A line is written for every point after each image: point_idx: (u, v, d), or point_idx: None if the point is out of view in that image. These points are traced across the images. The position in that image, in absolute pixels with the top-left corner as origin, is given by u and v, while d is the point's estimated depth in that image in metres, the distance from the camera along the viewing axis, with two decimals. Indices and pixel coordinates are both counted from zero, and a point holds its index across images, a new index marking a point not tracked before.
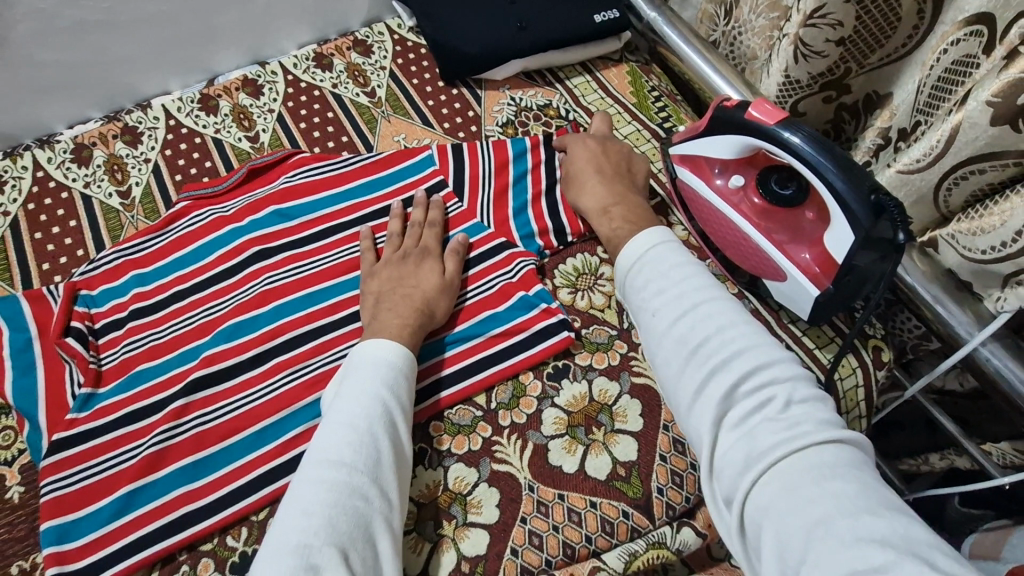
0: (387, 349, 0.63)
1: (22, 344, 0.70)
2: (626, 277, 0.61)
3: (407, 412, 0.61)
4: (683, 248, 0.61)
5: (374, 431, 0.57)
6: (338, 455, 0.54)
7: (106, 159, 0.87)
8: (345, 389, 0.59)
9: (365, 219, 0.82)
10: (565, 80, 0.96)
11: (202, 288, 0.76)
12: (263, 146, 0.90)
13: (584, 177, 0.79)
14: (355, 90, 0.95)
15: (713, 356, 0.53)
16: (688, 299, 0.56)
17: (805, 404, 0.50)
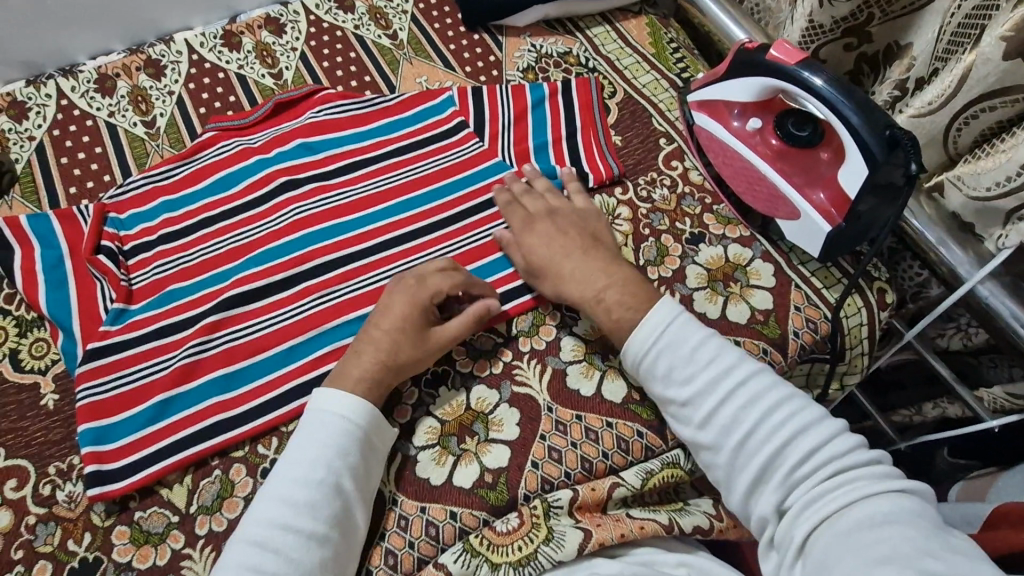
0: (345, 399, 0.60)
1: (53, 260, 0.72)
2: (645, 366, 0.62)
3: (366, 469, 0.60)
4: (697, 319, 0.63)
5: (320, 491, 0.55)
6: (282, 514, 0.54)
7: (129, 91, 0.88)
8: (298, 448, 0.57)
9: (389, 156, 0.83)
10: (585, 29, 0.97)
11: (230, 215, 0.78)
12: (286, 83, 0.90)
13: (557, 266, 0.70)
14: (377, 32, 0.95)
15: (758, 441, 0.56)
16: (722, 383, 0.58)
17: (859, 462, 0.53)
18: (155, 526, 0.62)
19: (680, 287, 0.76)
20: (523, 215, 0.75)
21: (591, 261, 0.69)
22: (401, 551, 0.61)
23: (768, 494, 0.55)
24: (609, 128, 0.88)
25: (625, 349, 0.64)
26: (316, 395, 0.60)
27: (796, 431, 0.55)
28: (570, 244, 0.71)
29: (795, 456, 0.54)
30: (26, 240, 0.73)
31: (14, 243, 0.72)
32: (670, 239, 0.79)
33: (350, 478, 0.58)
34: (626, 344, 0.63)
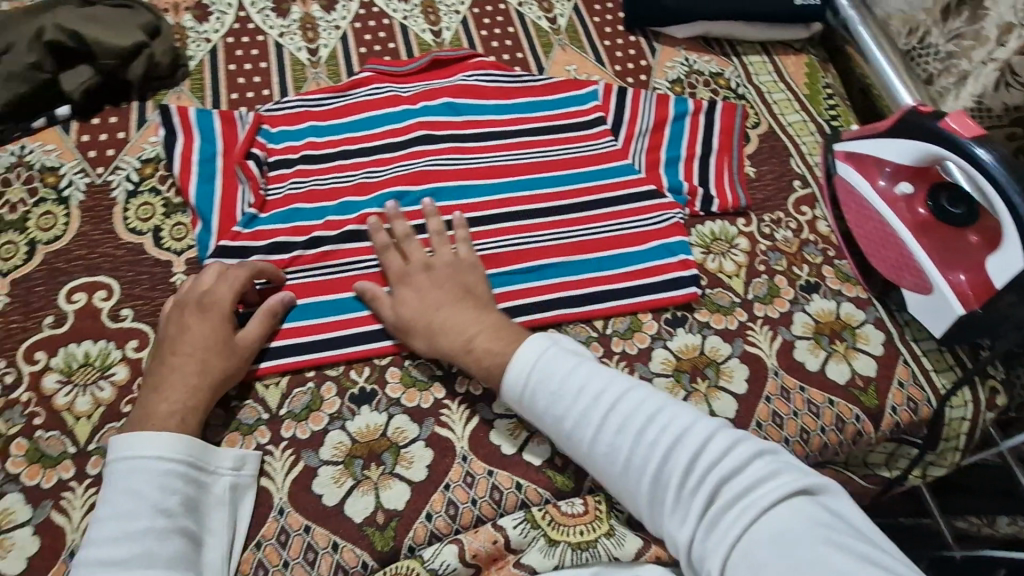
0: (160, 439, 0.56)
1: (208, 155, 0.78)
2: (525, 395, 0.59)
3: (203, 506, 0.57)
4: (572, 347, 0.60)
5: (157, 539, 0.52)
6: (109, 569, 0.49)
7: (301, 17, 0.93)
8: (119, 501, 0.52)
9: (526, 133, 0.84)
10: (742, 55, 0.96)
11: (367, 153, 0.81)
12: (443, 42, 0.93)
13: (430, 317, 0.66)
14: (539, 13, 0.97)
15: (645, 457, 0.52)
16: (576, 396, 0.56)
17: (739, 461, 0.49)
18: (246, 418, 0.66)
19: (784, 331, 0.75)
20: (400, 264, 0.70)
21: (405, 301, 0.67)
22: (463, 505, 0.63)
23: (676, 514, 0.50)
24: (745, 158, 0.87)
25: (501, 387, 0.60)
26: (117, 443, 0.55)
27: (668, 438, 0.51)
28: (436, 297, 0.67)
29: (674, 463, 0.50)
30: (191, 131, 0.78)
31: (180, 131, 0.78)
32: (783, 281, 0.78)
33: (186, 510, 0.55)
34: (502, 381, 0.60)
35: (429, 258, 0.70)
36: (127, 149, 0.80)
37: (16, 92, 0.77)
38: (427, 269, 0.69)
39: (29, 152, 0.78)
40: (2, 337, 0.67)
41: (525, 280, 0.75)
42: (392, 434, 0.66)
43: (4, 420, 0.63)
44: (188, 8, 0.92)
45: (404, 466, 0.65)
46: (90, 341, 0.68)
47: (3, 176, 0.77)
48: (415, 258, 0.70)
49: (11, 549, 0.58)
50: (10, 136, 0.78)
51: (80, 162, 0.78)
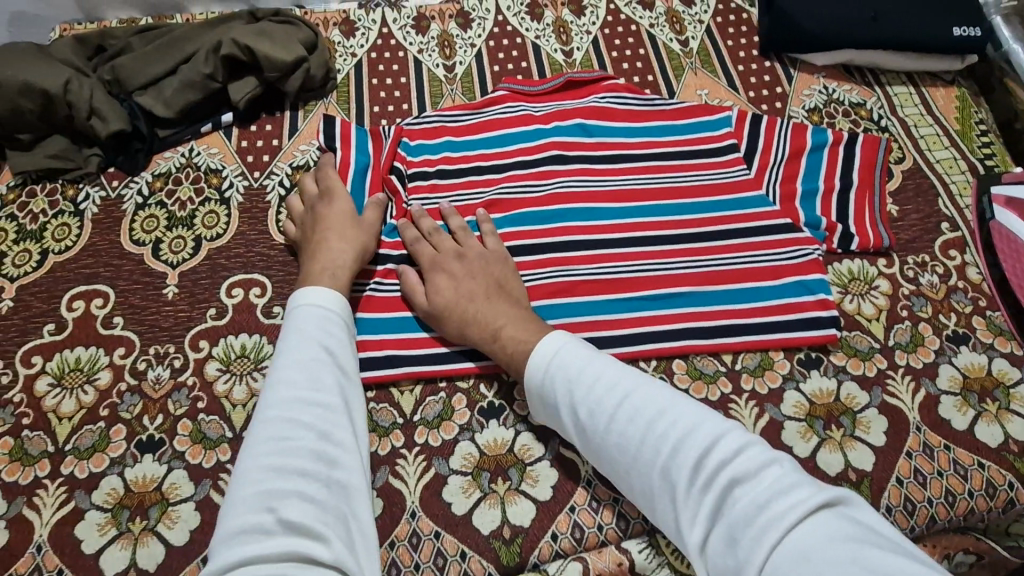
0: (320, 292, 0.64)
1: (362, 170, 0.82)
2: (541, 382, 0.61)
3: (350, 356, 0.62)
4: (586, 343, 0.62)
5: (320, 366, 0.57)
6: (294, 390, 0.55)
7: (440, 34, 0.97)
8: (290, 352, 0.58)
9: (657, 158, 0.84)
10: (886, 85, 0.92)
11: (499, 170, 0.83)
12: (574, 63, 0.95)
13: (461, 307, 0.69)
14: (670, 36, 0.97)
15: (655, 453, 0.53)
16: (591, 385, 0.58)
17: (762, 470, 0.49)
18: (383, 420, 0.69)
19: (928, 383, 0.71)
20: (432, 254, 0.73)
21: (439, 290, 0.70)
22: (588, 529, 0.64)
23: (684, 510, 0.51)
24: (887, 195, 0.83)
25: (525, 376, 0.63)
26: (302, 292, 0.64)
27: (684, 439, 0.52)
28: (472, 287, 0.70)
29: (691, 465, 0.51)
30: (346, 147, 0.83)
31: (338, 148, 0.82)
32: (928, 329, 0.74)
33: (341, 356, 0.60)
34: (526, 371, 0.63)
35: (460, 249, 0.73)
36: (280, 156, 0.86)
37: (190, 100, 0.86)
38: (459, 256, 0.73)
39: (197, 155, 0.86)
40: (172, 324, 0.74)
41: (657, 307, 0.74)
42: (518, 450, 0.68)
43: (172, 401, 0.70)
44: (336, 24, 0.98)
45: (530, 483, 0.66)
46: (246, 334, 0.73)
47: (174, 175, 0.84)
48: (444, 249, 0.73)
49: (177, 521, 0.63)
50: (181, 138, 0.86)
51: (239, 165, 0.85)
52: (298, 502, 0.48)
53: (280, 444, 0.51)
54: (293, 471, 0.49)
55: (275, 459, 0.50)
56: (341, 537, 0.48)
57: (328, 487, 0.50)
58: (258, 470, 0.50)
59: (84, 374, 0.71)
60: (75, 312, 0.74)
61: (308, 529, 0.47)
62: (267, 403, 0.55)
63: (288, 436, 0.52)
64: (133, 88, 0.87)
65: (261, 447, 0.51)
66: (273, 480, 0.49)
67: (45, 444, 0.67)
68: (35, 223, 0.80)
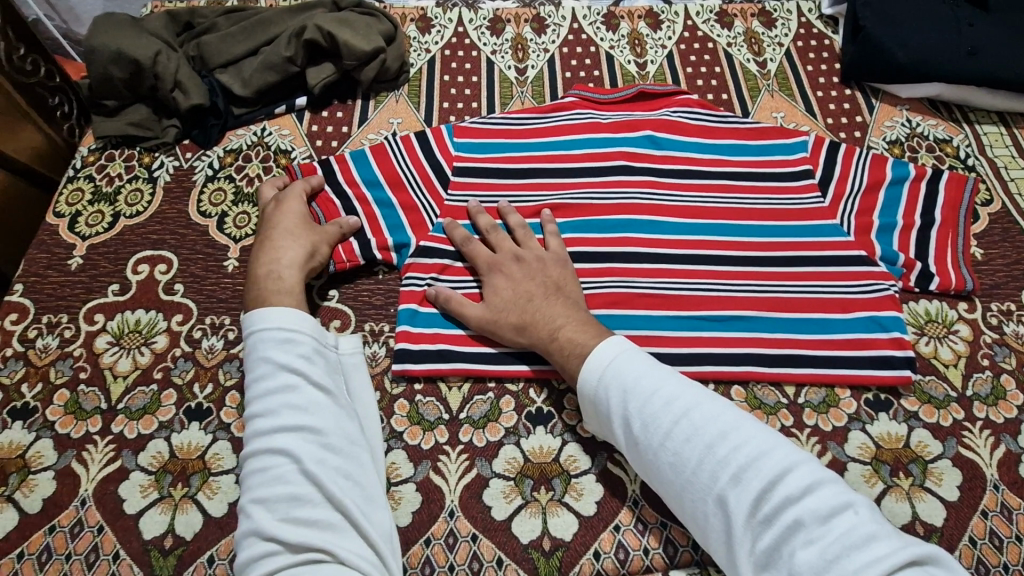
0: (275, 313, 0.61)
1: (343, 190, 0.80)
2: (598, 391, 0.59)
3: (318, 360, 0.61)
4: (644, 353, 0.60)
5: (299, 391, 0.57)
6: (269, 419, 0.56)
7: (514, 37, 0.97)
8: (262, 385, 0.57)
9: (727, 176, 0.82)
10: (974, 123, 0.88)
11: (564, 175, 0.82)
12: (647, 75, 0.94)
13: (520, 307, 0.68)
14: (748, 56, 0.95)
15: (712, 478, 0.50)
16: (647, 398, 0.55)
17: (834, 512, 0.46)
18: (429, 414, 0.68)
19: (1008, 439, 0.66)
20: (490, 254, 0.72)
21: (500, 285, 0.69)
22: (634, 552, 0.61)
23: (740, 543, 0.48)
24: (971, 237, 0.78)
25: (578, 384, 0.61)
26: (262, 313, 0.62)
27: (747, 467, 0.49)
28: (530, 288, 0.69)
29: (754, 495, 0.48)
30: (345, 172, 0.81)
31: (345, 187, 0.80)
32: (1011, 382, 0.69)
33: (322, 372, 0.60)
34: (579, 379, 0.60)
35: (519, 251, 0.72)
36: (348, 143, 0.87)
37: (268, 81, 0.88)
38: (519, 258, 0.72)
39: (268, 135, 0.87)
40: (230, 296, 0.75)
41: (719, 328, 0.71)
42: (564, 460, 0.66)
43: (223, 371, 0.70)
44: (414, 20, 0.99)
45: (573, 497, 0.64)
46: None
47: (244, 152, 0.86)
48: (504, 248, 0.73)
49: (217, 492, 0.63)
50: (255, 117, 0.89)
51: (308, 148, 0.86)
52: (295, 527, 0.51)
53: (267, 476, 0.53)
54: (281, 498, 0.52)
55: (263, 491, 0.52)
56: (351, 544, 0.52)
57: (318, 506, 0.52)
58: (252, 502, 0.52)
59: (142, 336, 0.72)
60: (140, 275, 0.76)
61: (309, 547, 0.50)
62: (251, 433, 0.56)
63: (271, 467, 0.53)
64: (214, 66, 0.90)
65: (252, 481, 0.53)
66: (273, 511, 0.51)
67: (99, 401, 0.68)
68: (110, 185, 0.83)
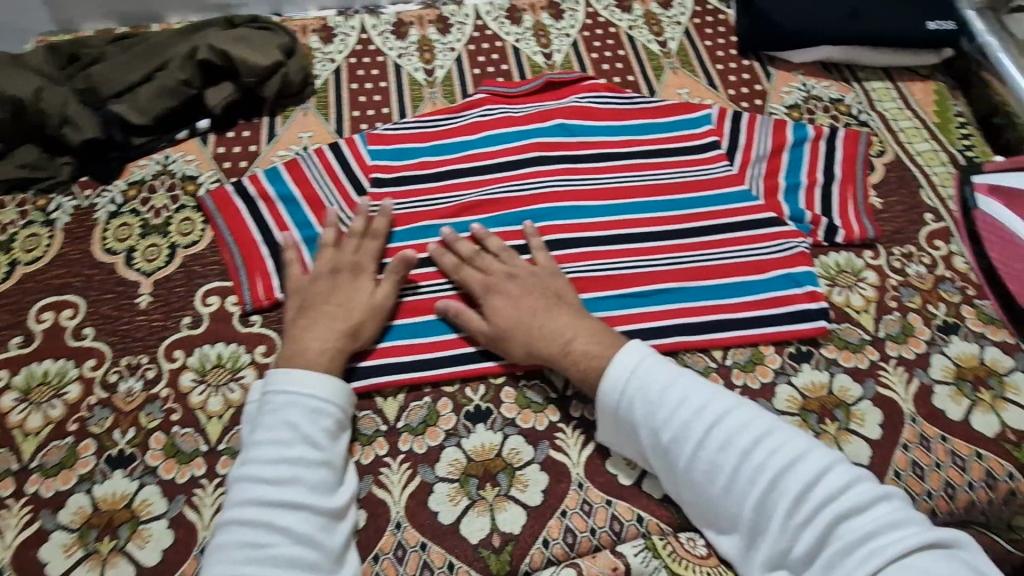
0: (307, 375, 0.61)
1: (258, 210, 0.79)
2: (616, 394, 0.59)
3: (335, 438, 0.61)
4: (669, 358, 0.60)
5: (308, 467, 0.57)
6: (272, 490, 0.55)
7: (419, 39, 0.97)
8: (272, 449, 0.57)
9: (641, 156, 0.84)
10: (862, 81, 0.93)
11: (480, 172, 0.82)
12: (554, 64, 0.95)
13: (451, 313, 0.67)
14: (649, 37, 0.97)
15: (750, 481, 0.51)
16: (675, 408, 0.56)
17: (871, 504, 0.48)
18: (366, 428, 0.67)
19: (921, 374, 0.70)
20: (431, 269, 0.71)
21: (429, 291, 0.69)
22: (581, 534, 0.61)
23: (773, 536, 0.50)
24: (869, 188, 0.83)
25: (599, 395, 0.60)
26: (285, 373, 0.60)
27: (782, 471, 0.51)
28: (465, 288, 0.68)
29: (792, 495, 0.49)
30: (261, 191, 0.80)
31: (262, 211, 0.79)
32: (918, 319, 0.73)
33: (332, 445, 0.60)
34: (600, 393, 0.60)
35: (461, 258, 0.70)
36: (258, 162, 0.85)
37: (166, 106, 0.85)
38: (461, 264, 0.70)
39: (173, 162, 0.84)
40: (145, 334, 0.72)
41: (645, 304, 0.73)
42: (507, 454, 0.65)
43: (144, 413, 0.67)
44: (315, 30, 0.97)
45: (520, 489, 0.64)
46: (223, 343, 0.71)
47: (148, 183, 0.82)
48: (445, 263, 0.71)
49: (149, 540, 0.60)
50: (157, 146, 0.85)
51: (216, 172, 0.84)
52: None
53: (248, 548, 0.51)
54: None
55: (242, 567, 0.50)
56: None
57: None
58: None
59: (53, 388, 0.68)
60: (44, 324, 0.72)
61: None
62: (243, 499, 0.54)
63: (258, 542, 0.52)
64: (106, 96, 0.85)
65: (232, 551, 0.52)
66: None
67: (10, 462, 0.64)
68: (3, 233, 0.78)
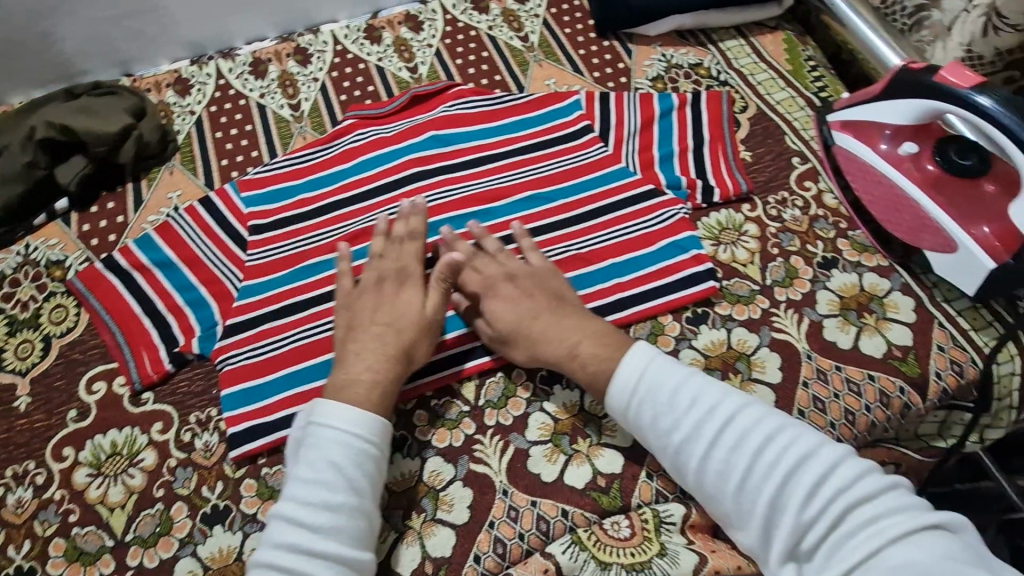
0: (357, 416, 0.58)
1: (134, 284, 0.75)
2: (636, 411, 0.57)
3: (374, 486, 0.58)
4: (675, 360, 0.58)
5: (342, 512, 0.54)
6: (303, 534, 0.53)
7: (279, 75, 0.94)
8: (308, 491, 0.54)
9: (518, 153, 0.84)
10: (717, 42, 0.96)
11: (361, 199, 0.81)
12: (421, 77, 0.94)
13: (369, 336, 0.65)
14: (510, 34, 0.98)
15: (727, 472, 0.51)
16: (710, 421, 0.53)
17: (842, 482, 0.47)
18: (279, 484, 0.65)
19: (809, 312, 0.73)
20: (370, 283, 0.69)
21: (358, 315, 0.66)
22: (511, 541, 0.61)
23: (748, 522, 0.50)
24: (738, 143, 0.86)
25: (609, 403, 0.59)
26: (328, 410, 0.58)
27: (800, 470, 0.48)
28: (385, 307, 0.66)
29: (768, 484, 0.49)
30: (134, 263, 0.76)
31: (139, 283, 0.75)
32: (800, 261, 0.76)
33: (371, 488, 0.57)
34: (608, 400, 0.59)
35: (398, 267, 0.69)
36: (128, 232, 0.81)
37: (14, 193, 0.79)
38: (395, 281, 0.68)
39: (34, 250, 0.79)
40: (29, 437, 0.68)
41: None
42: (429, 478, 0.64)
43: (39, 521, 0.64)
44: (169, 85, 0.94)
45: (446, 510, 0.63)
46: (115, 429, 0.68)
47: (10, 277, 0.78)
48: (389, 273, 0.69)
49: None
50: (14, 235, 0.80)
51: (83, 251, 0.79)
52: None
53: None
54: None
55: None
56: None
57: None
58: None
59: None
60: None
61: None
62: (275, 540, 0.53)
63: None
64: None
65: None
66: None
67: None
68: None
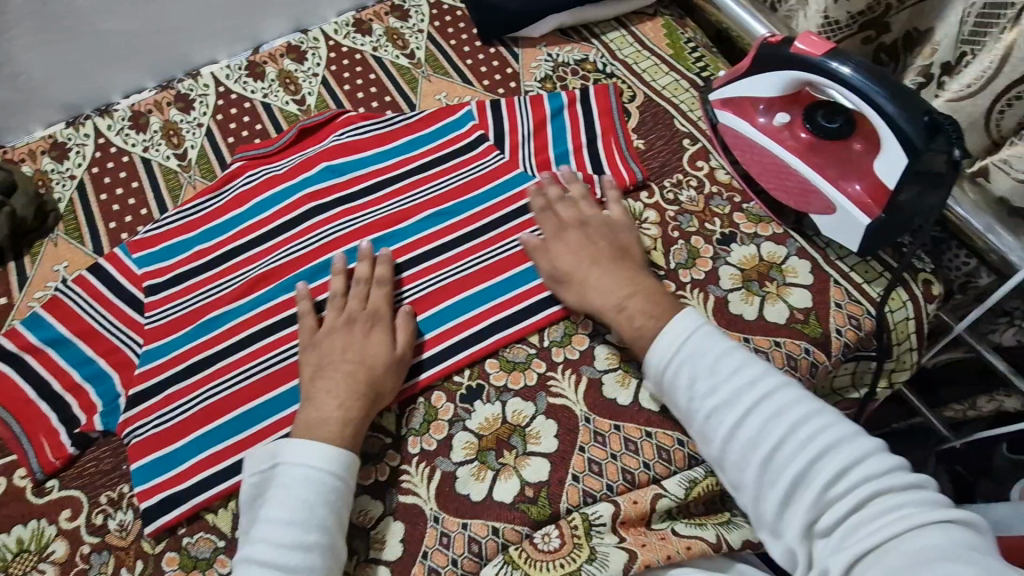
0: (322, 450, 0.58)
1: (26, 367, 0.71)
2: (670, 375, 0.60)
3: (341, 521, 0.58)
4: (720, 332, 0.60)
5: (308, 550, 0.54)
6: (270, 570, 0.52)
7: (162, 126, 0.91)
8: (275, 525, 0.54)
9: (415, 172, 0.83)
10: (600, 35, 0.97)
11: (259, 243, 0.79)
12: (309, 109, 0.92)
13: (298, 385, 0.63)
14: (395, 53, 0.97)
15: (752, 446, 0.54)
16: (744, 392, 0.55)
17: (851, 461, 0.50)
18: (203, 551, 0.63)
19: (714, 289, 0.74)
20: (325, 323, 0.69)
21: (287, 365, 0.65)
22: (444, 569, 0.61)
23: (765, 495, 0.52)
24: (630, 133, 0.87)
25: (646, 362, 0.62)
26: (294, 446, 0.58)
27: (826, 448, 0.51)
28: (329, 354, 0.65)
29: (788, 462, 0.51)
30: (23, 344, 0.72)
31: (31, 364, 0.71)
32: (700, 240, 0.78)
33: (339, 523, 0.57)
34: (646, 357, 0.62)
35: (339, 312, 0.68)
36: (15, 314, 0.77)
37: None
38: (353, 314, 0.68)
39: None
40: None
41: (453, 317, 0.72)
42: (357, 518, 0.63)
43: None
44: (45, 151, 0.89)
45: (377, 548, 0.62)
46: (20, 525, 0.65)
47: None
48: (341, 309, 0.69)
49: None
50: None
51: None
52: None
53: None
54: None
55: None
56: None
57: None
58: None
59: None
60: None
61: None
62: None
63: None
64: None
65: None
66: None
67: None
68: None
